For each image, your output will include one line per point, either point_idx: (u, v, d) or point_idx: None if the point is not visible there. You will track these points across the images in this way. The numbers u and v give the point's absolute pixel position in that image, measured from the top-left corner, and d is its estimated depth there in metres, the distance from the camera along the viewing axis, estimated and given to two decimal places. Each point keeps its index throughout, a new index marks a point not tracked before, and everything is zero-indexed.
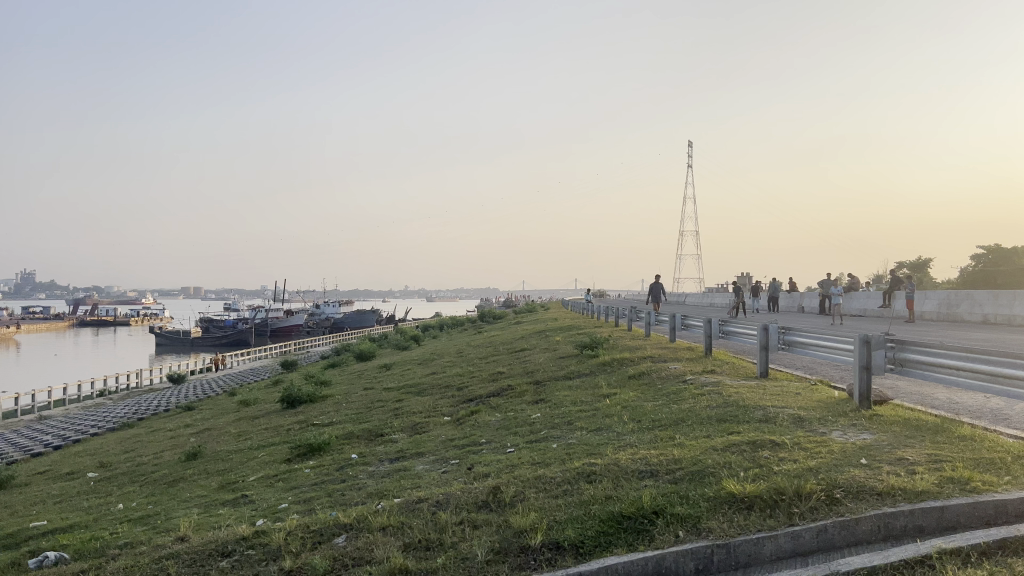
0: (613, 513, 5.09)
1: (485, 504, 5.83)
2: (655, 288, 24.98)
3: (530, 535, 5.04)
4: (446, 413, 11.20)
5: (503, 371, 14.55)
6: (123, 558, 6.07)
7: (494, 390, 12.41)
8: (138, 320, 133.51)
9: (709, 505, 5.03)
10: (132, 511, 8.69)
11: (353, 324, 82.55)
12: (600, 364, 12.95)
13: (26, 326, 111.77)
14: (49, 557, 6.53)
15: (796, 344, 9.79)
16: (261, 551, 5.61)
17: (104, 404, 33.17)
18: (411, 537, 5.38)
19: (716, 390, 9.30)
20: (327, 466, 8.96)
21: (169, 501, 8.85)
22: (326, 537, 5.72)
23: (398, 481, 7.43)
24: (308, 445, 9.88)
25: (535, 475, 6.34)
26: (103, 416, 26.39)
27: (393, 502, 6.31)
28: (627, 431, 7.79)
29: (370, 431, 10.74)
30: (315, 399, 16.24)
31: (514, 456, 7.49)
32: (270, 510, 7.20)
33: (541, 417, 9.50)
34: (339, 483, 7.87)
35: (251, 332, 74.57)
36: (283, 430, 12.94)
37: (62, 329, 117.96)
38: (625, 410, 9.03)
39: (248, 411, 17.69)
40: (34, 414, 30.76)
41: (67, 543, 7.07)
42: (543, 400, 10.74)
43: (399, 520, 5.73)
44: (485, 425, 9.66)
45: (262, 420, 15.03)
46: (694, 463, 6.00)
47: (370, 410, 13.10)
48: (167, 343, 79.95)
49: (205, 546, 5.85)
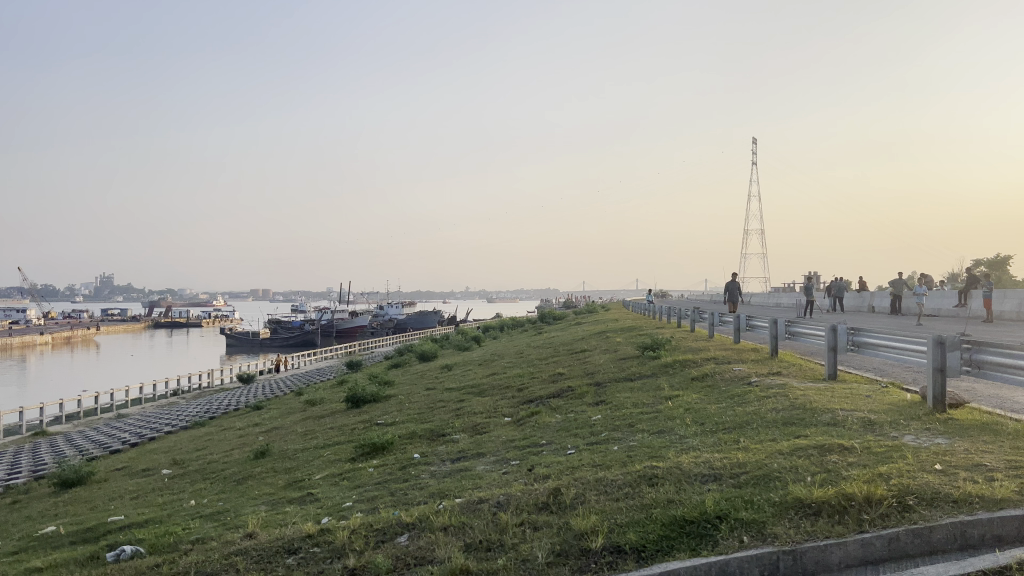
0: (675, 517, 5.02)
1: (545, 506, 5.82)
2: (735, 288, 24.59)
3: (592, 538, 5.01)
4: (507, 414, 11.23)
5: (565, 373, 14.50)
6: (194, 553, 6.25)
7: (554, 392, 12.39)
8: (211, 322, 138.09)
9: (775, 510, 4.92)
10: (203, 508, 8.95)
11: (416, 325, 83.63)
12: (662, 365, 12.82)
13: (106, 327, 116.69)
14: (125, 551, 6.78)
15: (865, 346, 9.50)
16: (326, 549, 5.71)
17: (178, 402, 34.28)
18: (472, 537, 5.41)
19: (783, 393, 9.10)
20: (390, 465, 9.06)
21: (238, 498, 9.08)
22: (389, 535, 5.79)
23: (459, 481, 7.47)
24: (372, 445, 10.01)
25: (596, 477, 6.29)
26: (177, 415, 27.23)
27: (455, 502, 6.34)
28: (690, 435, 7.67)
29: (432, 431, 10.85)
30: (378, 399, 16.47)
31: (575, 458, 7.47)
32: (335, 508, 7.32)
33: (602, 419, 9.43)
34: (402, 482, 7.95)
35: (317, 332, 76.31)
36: (347, 429, 13.14)
37: (138, 330, 122.47)
38: (688, 412, 8.89)
39: (312, 411, 18.02)
40: (112, 412, 31.99)
41: (142, 538, 7.32)
42: (604, 402, 10.67)
43: (460, 520, 5.76)
44: (545, 427, 9.65)
45: (327, 420, 15.29)
46: (759, 467, 5.87)
47: (432, 410, 13.25)
48: (237, 343, 82.25)
49: (272, 544, 5.99)
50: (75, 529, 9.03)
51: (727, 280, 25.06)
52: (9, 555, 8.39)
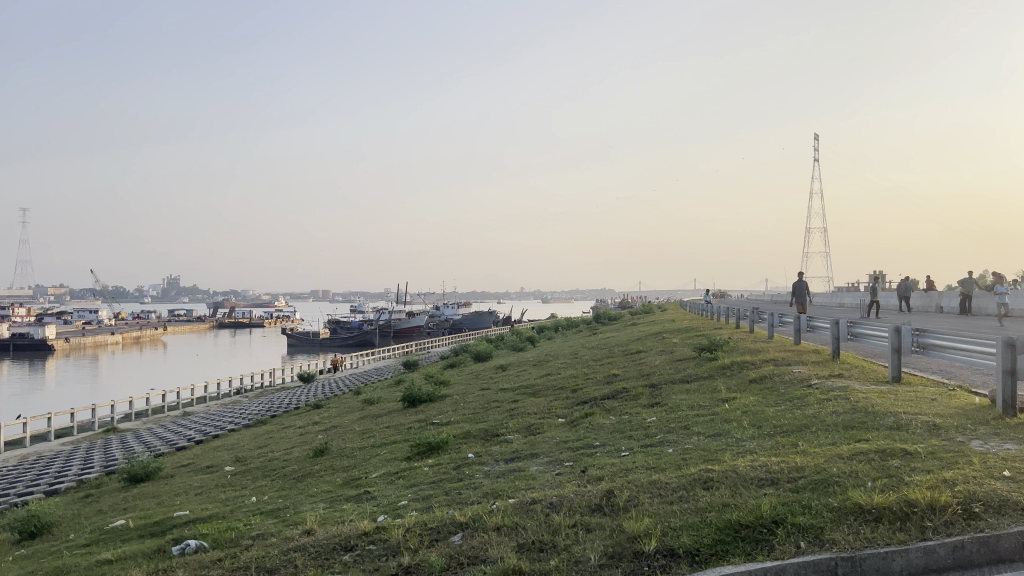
0: (730, 521, 4.94)
1: (598, 508, 5.80)
2: (800, 288, 24.10)
3: (645, 541, 4.97)
4: (561, 416, 11.21)
5: (620, 374, 14.39)
6: (255, 549, 6.41)
7: (609, 393, 12.33)
8: (273, 321, 141.33)
9: (834, 516, 4.81)
10: (264, 504, 9.17)
11: (472, 325, 84.15)
12: (720, 367, 12.63)
13: (172, 327, 120.30)
14: (190, 545, 6.99)
15: (931, 347, 9.19)
16: (382, 546, 5.80)
17: (241, 401, 35.15)
18: (525, 538, 5.42)
19: (844, 395, 8.88)
20: (444, 464, 9.15)
21: (297, 495, 9.27)
22: (443, 535, 5.85)
23: (513, 481, 7.50)
24: (428, 444, 10.13)
25: (650, 480, 6.24)
26: (240, 413, 27.91)
27: (508, 502, 6.38)
28: (746, 438, 7.56)
29: (486, 431, 10.92)
30: (434, 399, 16.61)
31: (629, 460, 7.42)
32: (390, 506, 7.43)
33: (657, 421, 9.33)
34: (456, 482, 8.02)
35: (375, 333, 77.37)
36: (403, 428, 13.33)
37: (204, 330, 126.03)
38: (745, 415, 8.75)
39: (371, 410, 18.30)
40: (178, 410, 32.95)
41: (206, 532, 7.55)
42: (659, 404, 10.56)
43: (513, 521, 5.78)
44: (599, 428, 9.61)
45: (384, 419, 15.50)
46: (818, 471, 5.74)
47: (486, 410, 13.33)
48: (298, 343, 83.89)
49: (330, 541, 6.10)
50: (143, 523, 9.35)
51: (794, 280, 24.52)
52: (81, 546, 8.72)
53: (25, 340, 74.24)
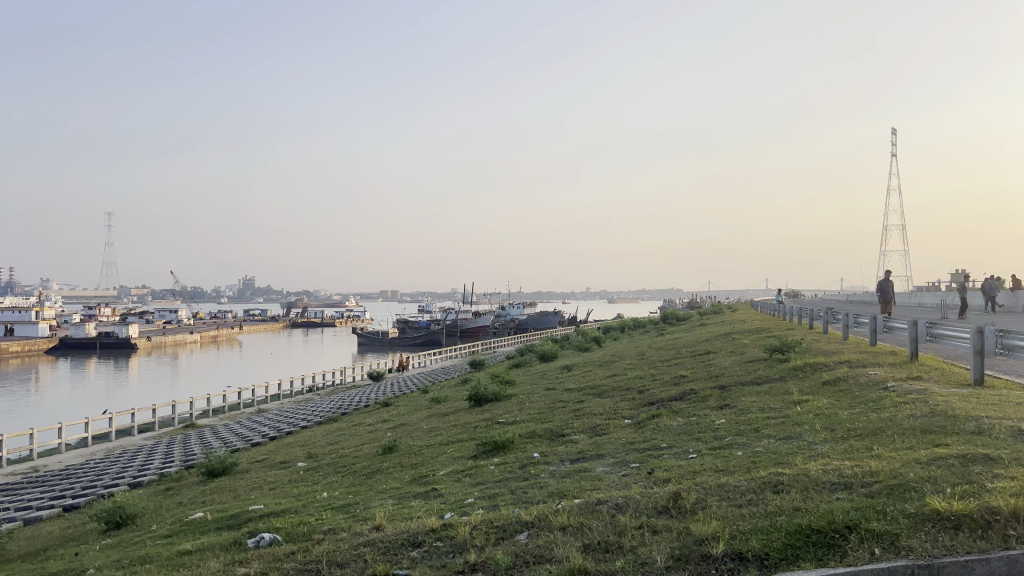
0: (800, 525, 4.84)
1: (665, 510, 5.75)
2: (885, 287, 23.29)
3: (712, 543, 4.91)
4: (627, 417, 11.12)
5: (688, 375, 14.23)
6: (326, 543, 6.57)
7: (677, 394, 12.19)
8: (344, 321, 144.20)
9: (910, 522, 4.67)
10: (335, 500, 9.38)
11: (538, 325, 84.21)
12: (792, 368, 12.34)
13: (248, 326, 123.97)
14: (264, 538, 7.20)
15: (1018, 349, 8.78)
16: (448, 544, 5.88)
17: (313, 398, 36.04)
18: (591, 538, 5.42)
19: (922, 399, 8.58)
20: (510, 463, 9.20)
21: (367, 492, 9.45)
22: (509, 533, 5.90)
23: (578, 482, 7.50)
24: (494, 443, 10.22)
25: (718, 483, 6.16)
26: (312, 410, 28.58)
27: (574, 502, 6.38)
28: (818, 441, 7.39)
29: (552, 431, 10.94)
30: (500, 398, 16.70)
31: (696, 462, 7.33)
32: (456, 504, 7.51)
33: (726, 423, 9.18)
34: (522, 481, 8.05)
35: (442, 332, 78.15)
36: (470, 427, 13.48)
37: (278, 329, 129.47)
38: (817, 418, 8.55)
39: (438, 408, 18.52)
40: (254, 407, 33.95)
41: (279, 526, 7.77)
42: (729, 406, 10.37)
43: (578, 521, 5.78)
44: (667, 430, 9.51)
45: (451, 418, 15.68)
46: (893, 476, 5.57)
47: (552, 410, 13.35)
48: (368, 343, 85.30)
49: (398, 537, 6.22)
50: (220, 516, 9.67)
51: (879, 279, 23.67)
52: (162, 537, 9.06)
53: (110, 339, 77.43)
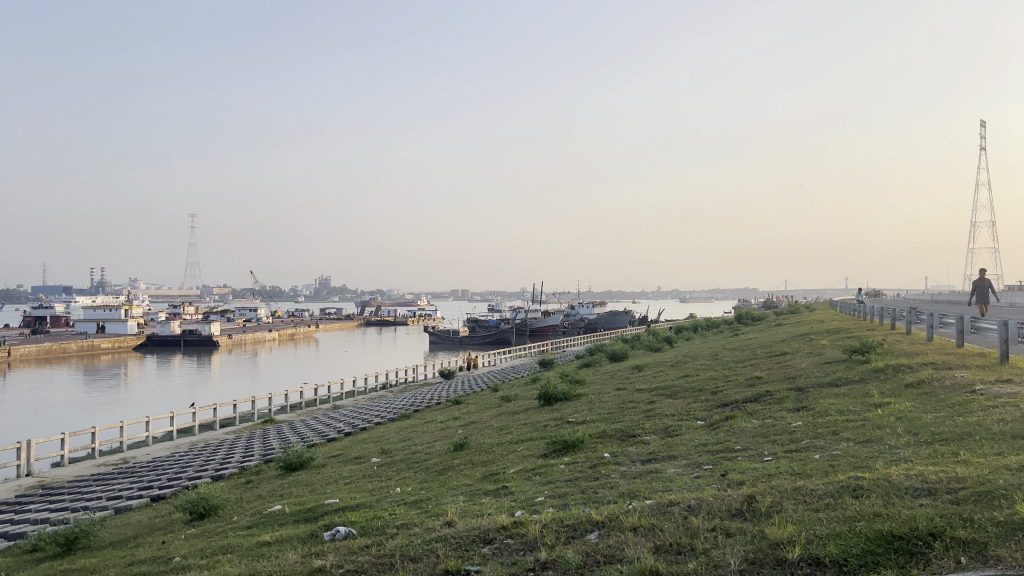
0: (881, 531, 4.70)
1: (739, 512, 5.66)
2: (982, 286, 22.23)
3: (788, 548, 4.80)
4: (699, 418, 10.95)
5: (763, 376, 13.92)
6: (399, 537, 6.68)
7: (751, 395, 11.96)
8: (416, 319, 146.10)
9: (999, 531, 4.48)
10: (408, 495, 9.53)
11: (608, 324, 83.69)
12: (873, 370, 11.95)
13: (323, 325, 126.95)
14: (340, 532, 7.37)
15: None
16: (519, 541, 5.91)
17: (386, 396, 36.70)
18: (662, 539, 5.37)
19: (1013, 403, 8.19)
20: (580, 463, 9.17)
21: (439, 487, 9.57)
22: (579, 532, 5.89)
23: (649, 482, 7.44)
24: (564, 442, 10.21)
25: (794, 486, 6.02)
26: (385, 407, 29.11)
27: (645, 503, 6.33)
28: (900, 445, 7.14)
29: (623, 431, 10.88)
30: (570, 398, 16.68)
31: (771, 465, 7.17)
32: (527, 502, 7.54)
33: (802, 426, 8.96)
34: (593, 481, 8.03)
35: (511, 332, 78.45)
36: (540, 425, 13.51)
37: (351, 327, 132.18)
38: (900, 421, 8.26)
39: (508, 407, 18.60)
40: (329, 404, 34.72)
41: (354, 520, 7.92)
42: (806, 408, 10.12)
43: (650, 522, 5.73)
44: (740, 432, 9.35)
45: (522, 416, 15.74)
46: (982, 483, 5.34)
47: (622, 411, 13.26)
48: (438, 341, 86.23)
49: (470, 533, 6.29)
50: (298, 509, 9.94)
51: (978, 279, 22.59)
52: (243, 528, 9.38)
53: (194, 337, 80.31)
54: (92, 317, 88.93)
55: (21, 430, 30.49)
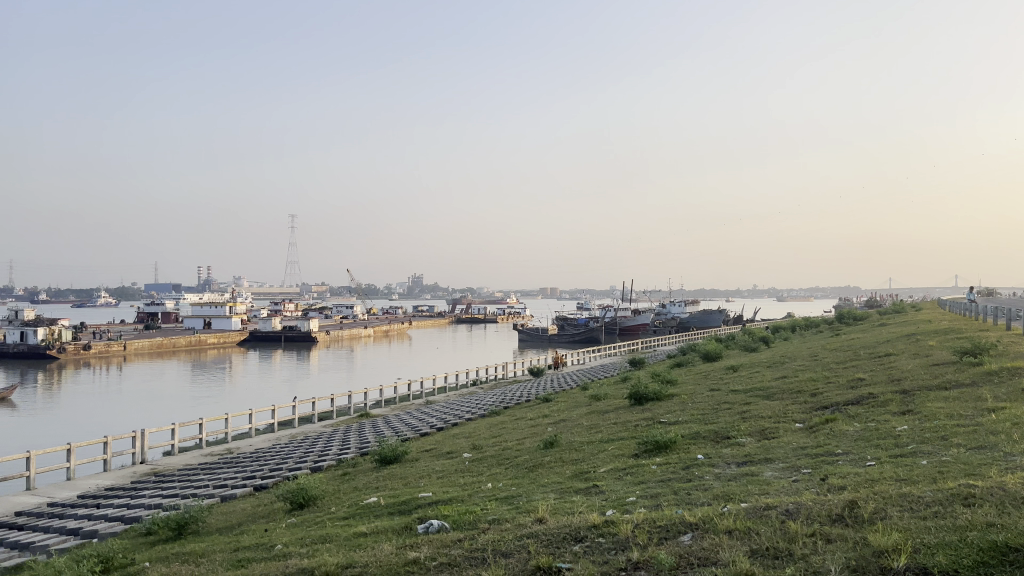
0: (995, 542, 4.46)
1: (839, 518, 5.47)
2: None
3: (892, 556, 4.62)
4: (797, 421, 10.63)
5: (865, 378, 13.40)
6: (491, 532, 6.76)
7: (853, 398, 11.53)
8: (506, 317, 147.09)
9: None
10: (499, 491, 9.62)
11: (700, 324, 82.10)
12: (986, 373, 11.32)
13: (417, 321, 129.42)
14: (433, 525, 7.51)
15: None
16: (611, 540, 5.89)
17: (477, 392, 37.04)
18: (758, 543, 5.25)
19: None
20: (673, 463, 9.06)
21: (529, 484, 9.61)
22: (672, 534, 5.82)
23: (745, 485, 7.28)
24: (656, 442, 10.09)
25: (900, 492, 5.78)
26: (476, 404, 29.41)
27: (740, 506, 6.20)
28: (1017, 453, 6.75)
29: (716, 433, 10.66)
30: (661, 398, 16.47)
31: (874, 471, 6.91)
32: (618, 501, 7.49)
33: (909, 430, 8.58)
34: (686, 482, 7.92)
35: (601, 330, 77.94)
36: (632, 425, 13.39)
37: (443, 324, 134.19)
38: (1016, 427, 7.79)
39: (598, 405, 18.53)
40: (421, 399, 35.33)
41: (446, 514, 8.06)
42: (912, 412, 9.68)
43: (745, 525, 5.61)
44: (841, 435, 9.04)
45: (612, 415, 15.65)
46: None
47: (716, 412, 12.99)
48: (527, 338, 86.47)
49: (561, 531, 6.30)
50: (392, 501, 10.18)
51: None
52: (341, 519, 9.68)
53: (294, 332, 83.16)
54: (199, 313, 93.40)
55: (134, 420, 32.35)
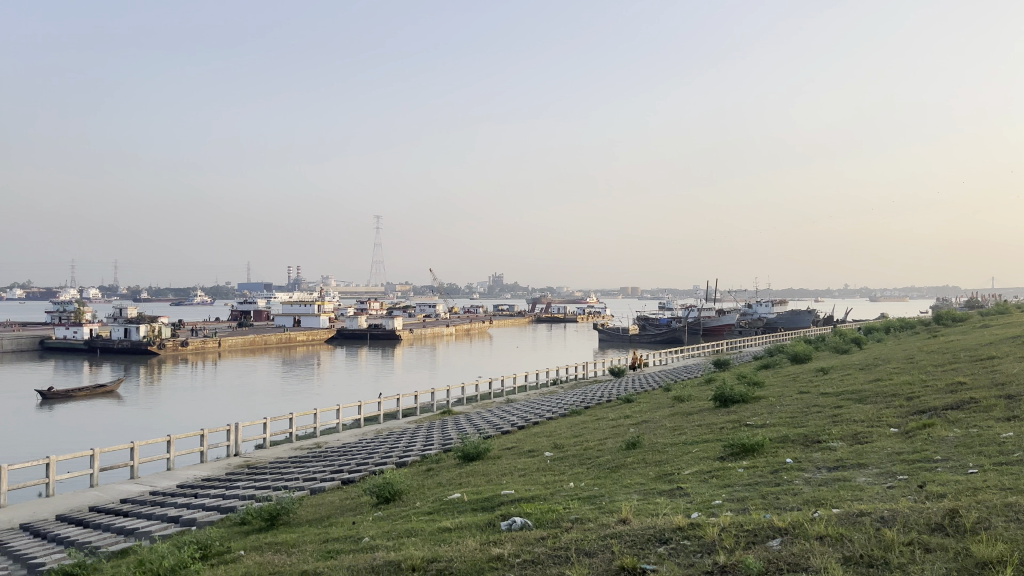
0: None
1: (939, 527, 5.26)
2: None
3: (997, 568, 4.42)
4: (893, 425, 10.26)
5: (966, 382, 12.80)
6: (574, 532, 6.77)
7: (953, 403, 11.02)
8: (587, 317, 146.53)
9: None
10: (581, 490, 9.60)
11: (788, 325, 79.88)
12: None
13: (497, 320, 130.24)
14: (516, 522, 7.56)
15: None
16: (697, 543, 5.82)
17: (559, 392, 37.06)
18: (852, 550, 5.10)
19: None
20: (761, 467, 8.87)
21: (612, 485, 9.56)
22: (761, 538, 5.70)
23: (838, 491, 7.06)
24: (742, 444, 9.90)
25: (1005, 502, 5.51)
26: (558, 403, 29.42)
27: (832, 512, 6.02)
28: None
29: (806, 437, 10.37)
30: (748, 400, 16.12)
31: (977, 478, 6.60)
32: (704, 504, 7.39)
33: (1014, 437, 8.16)
34: (774, 486, 7.74)
35: (684, 331, 76.78)
36: (717, 427, 13.16)
37: (524, 324, 134.82)
38: None
39: (682, 407, 18.26)
40: (502, 398, 35.56)
41: (530, 512, 8.10)
42: (1017, 419, 9.20)
43: (837, 531, 5.45)
44: (941, 441, 8.67)
45: (696, 417, 15.41)
46: None
47: (805, 415, 12.64)
48: (608, 338, 85.84)
49: (646, 532, 6.26)
50: (475, 498, 10.30)
51: None
52: (426, 513, 9.85)
53: (378, 331, 84.95)
54: (288, 312, 96.48)
55: (227, 413, 33.92)
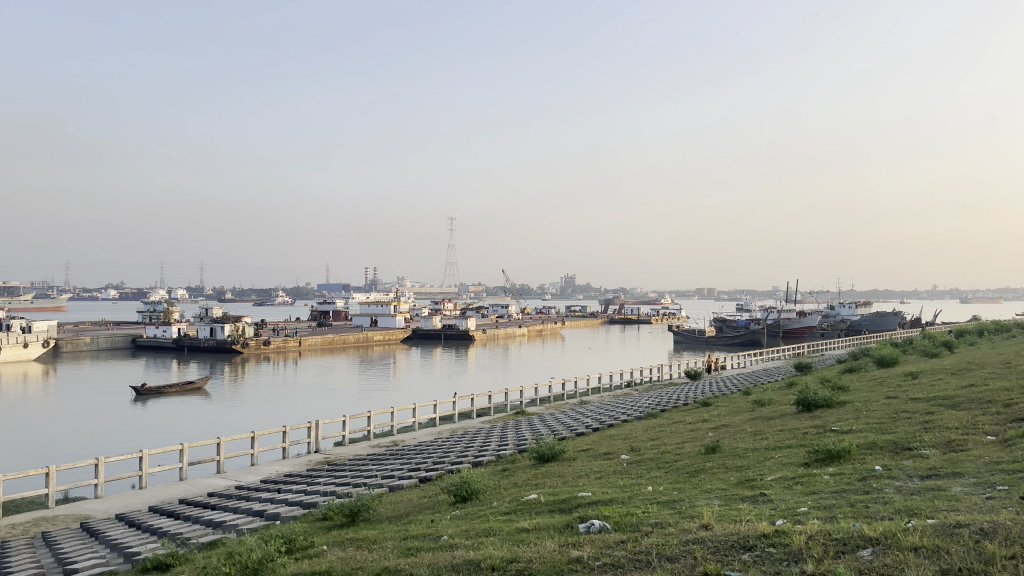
0: None
1: None
2: None
3: None
4: (990, 433, 9.79)
5: None
6: (655, 535, 6.71)
7: None
8: (662, 318, 144.77)
9: None
10: (660, 494, 9.49)
11: (874, 327, 77.04)
12: None
13: (570, 321, 129.83)
14: (595, 525, 7.54)
15: None
16: (783, 551, 5.69)
17: (634, 394, 36.73)
18: (950, 563, 4.90)
19: None
20: (848, 474, 8.60)
21: (692, 490, 9.42)
22: (851, 547, 5.53)
23: (932, 501, 6.79)
24: (828, 451, 9.63)
25: None
26: (632, 405, 29.16)
27: (927, 522, 5.79)
28: None
29: (896, 444, 10.00)
30: (832, 405, 15.64)
31: None
32: (789, 511, 7.21)
33: None
34: (863, 494, 7.49)
35: (763, 333, 74.95)
36: (799, 433, 12.82)
37: (597, 325, 134.05)
38: None
39: (763, 411, 17.84)
40: (576, 399, 35.44)
41: (608, 515, 8.06)
42: None
43: (934, 542, 5.24)
44: None
45: (778, 422, 15.04)
46: None
47: (894, 421, 12.19)
48: (684, 339, 84.51)
49: (729, 538, 6.15)
50: (552, 499, 10.29)
51: None
52: (502, 514, 9.90)
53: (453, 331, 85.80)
54: (365, 313, 98.30)
55: (307, 411, 34.89)
